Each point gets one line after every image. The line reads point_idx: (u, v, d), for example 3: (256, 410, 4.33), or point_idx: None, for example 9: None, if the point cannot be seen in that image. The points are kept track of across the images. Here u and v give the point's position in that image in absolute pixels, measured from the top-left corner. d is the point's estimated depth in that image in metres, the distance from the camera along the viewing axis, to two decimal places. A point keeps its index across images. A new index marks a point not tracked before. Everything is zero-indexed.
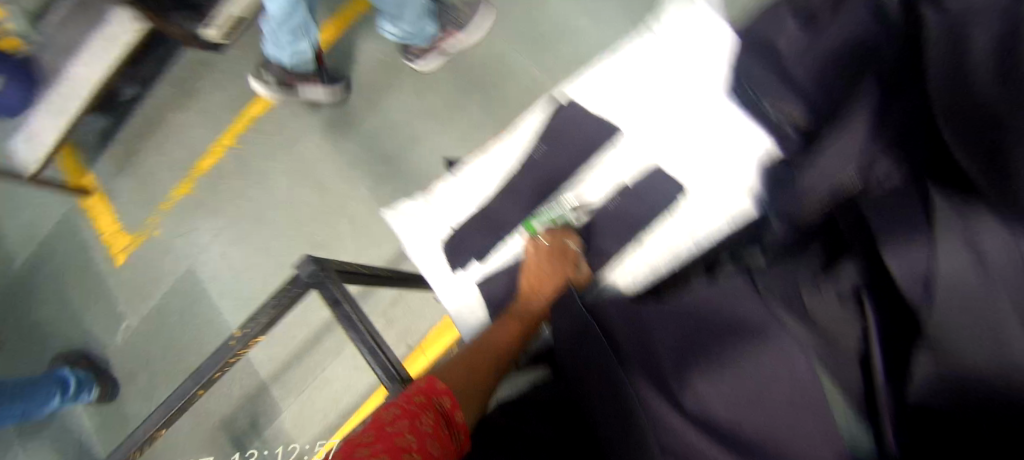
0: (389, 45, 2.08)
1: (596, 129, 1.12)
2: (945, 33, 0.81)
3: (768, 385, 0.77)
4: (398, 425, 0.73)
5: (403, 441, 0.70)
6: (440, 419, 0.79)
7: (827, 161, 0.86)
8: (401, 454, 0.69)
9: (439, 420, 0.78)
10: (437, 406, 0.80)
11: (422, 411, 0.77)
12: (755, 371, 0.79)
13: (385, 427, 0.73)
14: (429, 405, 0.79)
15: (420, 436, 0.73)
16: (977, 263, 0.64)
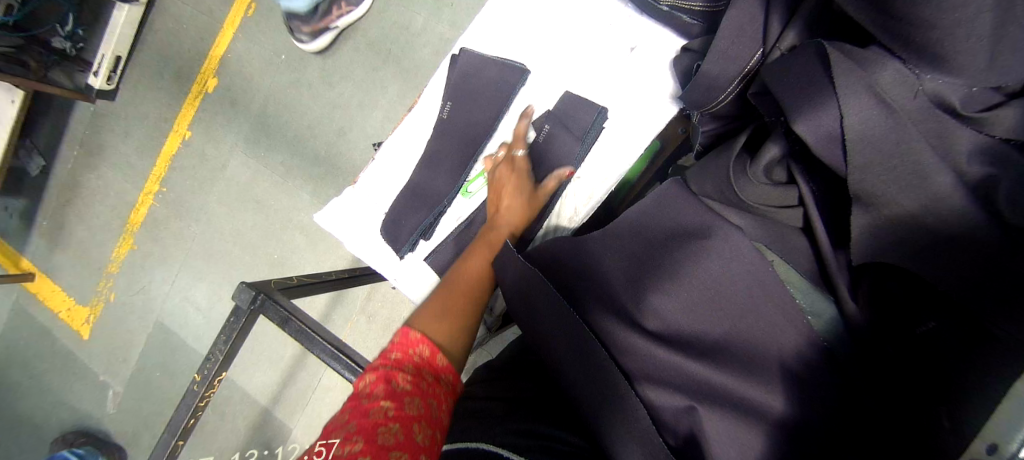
0: (286, 42, 1.96)
1: (496, 74, 1.03)
2: None
3: (723, 288, 0.76)
4: (371, 396, 0.70)
5: (376, 414, 0.68)
6: (419, 371, 0.75)
7: (731, 45, 0.78)
8: (377, 430, 0.66)
9: (418, 372, 0.75)
10: (416, 359, 0.76)
11: (396, 370, 0.74)
12: (705, 276, 0.77)
13: (359, 403, 0.70)
14: (405, 360, 0.76)
15: (396, 400, 0.69)
16: (885, 112, 0.60)
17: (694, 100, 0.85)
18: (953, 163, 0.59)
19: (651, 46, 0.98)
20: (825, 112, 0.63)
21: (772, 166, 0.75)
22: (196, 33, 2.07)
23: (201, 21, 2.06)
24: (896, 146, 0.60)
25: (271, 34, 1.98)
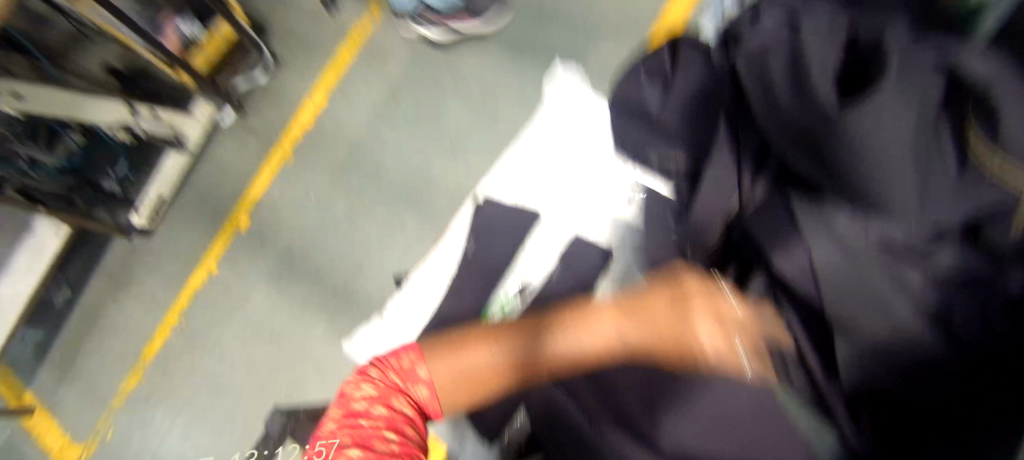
0: (316, 186, 2.20)
1: (514, 217, 1.20)
2: (753, 74, 0.94)
3: (730, 416, 0.81)
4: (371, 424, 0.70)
5: (382, 447, 0.67)
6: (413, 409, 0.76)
7: (713, 197, 0.98)
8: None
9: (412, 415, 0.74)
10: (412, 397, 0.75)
11: (393, 397, 0.74)
12: (711, 403, 0.83)
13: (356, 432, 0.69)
14: (401, 392, 0.76)
15: (399, 433, 0.70)
16: (842, 252, 0.75)
17: (688, 238, 1.02)
18: (911, 296, 0.71)
19: (647, 195, 1.15)
20: (795, 248, 0.80)
21: (760, 297, 0.87)
22: (236, 178, 2.32)
23: (243, 168, 2.32)
24: (858, 278, 0.74)
25: (304, 179, 2.23)
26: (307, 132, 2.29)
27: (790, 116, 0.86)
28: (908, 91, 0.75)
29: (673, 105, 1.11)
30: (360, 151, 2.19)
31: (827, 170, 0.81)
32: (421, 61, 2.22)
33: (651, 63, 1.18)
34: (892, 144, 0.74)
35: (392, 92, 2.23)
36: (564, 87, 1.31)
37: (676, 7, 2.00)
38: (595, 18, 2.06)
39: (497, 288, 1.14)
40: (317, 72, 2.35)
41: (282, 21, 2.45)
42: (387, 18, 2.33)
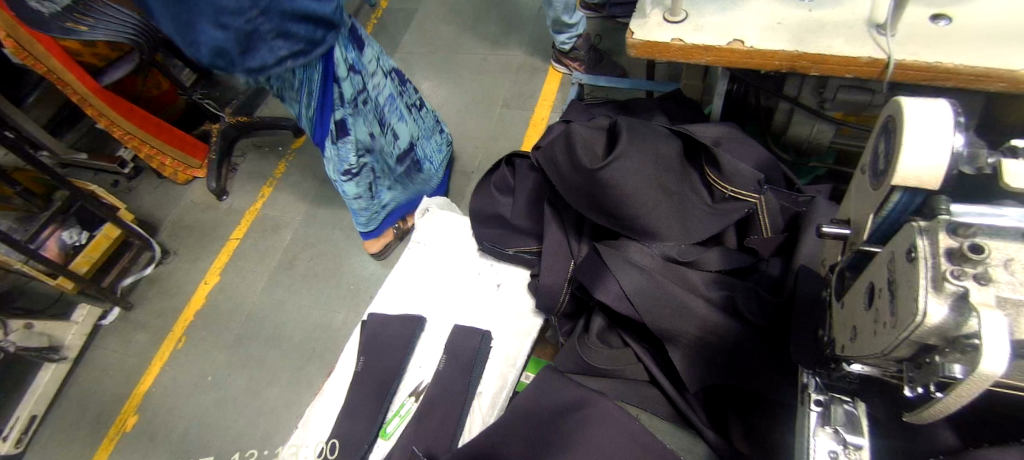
0: (215, 362, 2.06)
1: (395, 328, 1.27)
2: (546, 160, 1.06)
3: (606, 450, 0.88)
4: None
5: None
6: None
7: (554, 263, 1.11)
8: None
9: None
10: None
11: None
12: (589, 443, 0.90)
13: None
14: None
15: None
16: (641, 272, 0.92)
17: (546, 305, 1.13)
18: (701, 296, 0.90)
19: (511, 281, 1.31)
20: (608, 283, 0.94)
21: (605, 334, 1.03)
22: (121, 376, 2.11)
23: (130, 365, 2.13)
24: (661, 292, 0.90)
25: (198, 359, 2.09)
26: (201, 313, 2.21)
27: (571, 180, 1.01)
28: (646, 144, 0.99)
29: (520, 207, 1.27)
30: (258, 320, 2.13)
31: (610, 215, 0.99)
32: (313, 225, 2.34)
33: (497, 179, 1.33)
34: (645, 184, 0.96)
35: (287, 257, 2.28)
36: (441, 216, 1.45)
37: (529, 141, 2.33)
38: (465, 163, 2.35)
39: (393, 400, 1.20)
40: (210, 254, 2.37)
41: (173, 218, 2.52)
42: (278, 195, 2.49)
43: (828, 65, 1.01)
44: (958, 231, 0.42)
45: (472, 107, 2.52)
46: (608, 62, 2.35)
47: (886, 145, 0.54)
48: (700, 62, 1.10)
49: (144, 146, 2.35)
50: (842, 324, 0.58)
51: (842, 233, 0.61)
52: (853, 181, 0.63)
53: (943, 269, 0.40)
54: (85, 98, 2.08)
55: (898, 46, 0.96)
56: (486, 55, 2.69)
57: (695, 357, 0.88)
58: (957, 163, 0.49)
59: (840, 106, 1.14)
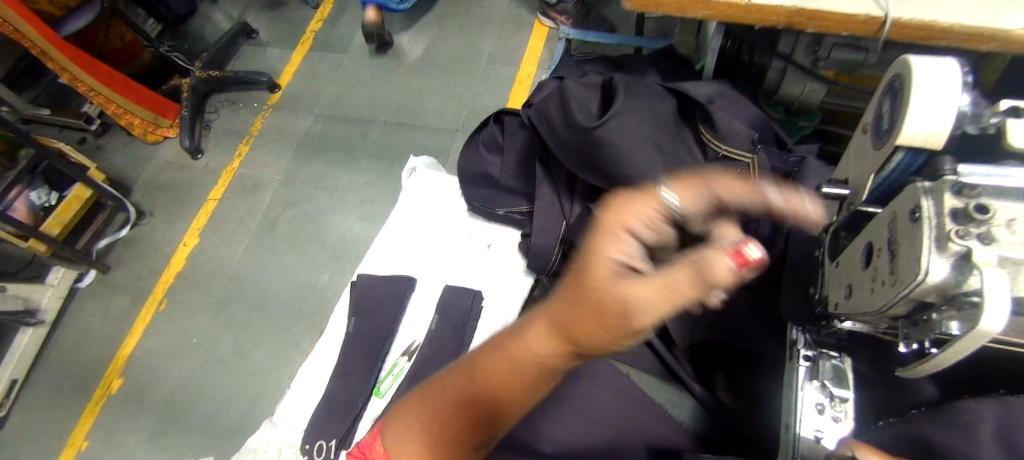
0: (200, 323, 2.05)
1: (385, 289, 1.27)
2: (537, 114, 1.06)
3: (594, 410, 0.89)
4: None
5: None
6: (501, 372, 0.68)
7: (547, 224, 1.11)
8: None
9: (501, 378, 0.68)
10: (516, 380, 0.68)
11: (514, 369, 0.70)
12: (578, 399, 0.90)
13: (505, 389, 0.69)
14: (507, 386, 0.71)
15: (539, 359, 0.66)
16: None
17: (537, 264, 1.14)
18: None
19: (502, 242, 1.31)
20: None
21: None
22: (103, 338, 2.07)
23: (112, 327, 2.09)
24: None
25: (183, 321, 2.06)
26: (182, 275, 2.17)
27: (564, 137, 1.01)
28: (642, 102, 0.98)
29: (509, 167, 1.25)
30: (241, 282, 2.10)
31: (603, 174, 0.98)
32: (294, 184, 2.29)
33: (486, 138, 1.30)
34: (643, 140, 0.95)
35: (268, 218, 2.23)
36: (428, 175, 1.43)
37: (514, 99, 2.27)
38: (448, 120, 2.29)
39: (385, 360, 1.21)
40: (187, 215, 2.31)
41: (147, 177, 2.43)
42: (256, 154, 2.41)
43: (824, 22, 0.99)
44: (963, 192, 0.42)
45: (454, 63, 2.44)
46: (596, 16, 2.27)
47: (890, 105, 0.54)
48: (697, 16, 1.07)
49: (110, 104, 2.25)
50: (836, 282, 0.59)
51: (840, 193, 0.61)
52: (852, 141, 0.63)
53: (947, 230, 0.41)
54: (44, 50, 1.98)
55: (896, 3, 0.95)
56: (468, 8, 2.59)
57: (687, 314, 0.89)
58: (961, 123, 0.49)
59: (833, 65, 1.13)
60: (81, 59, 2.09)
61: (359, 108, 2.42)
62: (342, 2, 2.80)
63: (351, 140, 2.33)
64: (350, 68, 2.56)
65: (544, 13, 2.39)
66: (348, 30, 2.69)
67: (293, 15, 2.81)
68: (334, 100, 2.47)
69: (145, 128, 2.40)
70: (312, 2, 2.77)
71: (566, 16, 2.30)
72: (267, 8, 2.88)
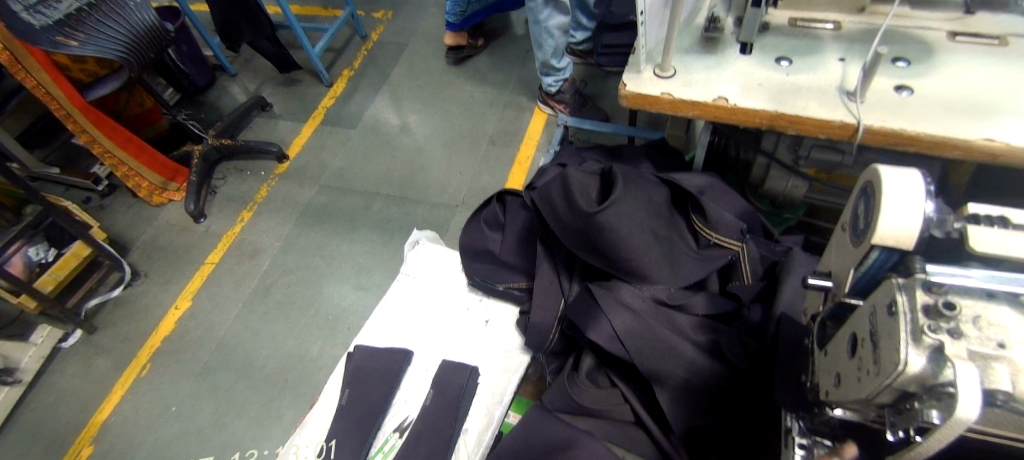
0: (182, 390, 1.99)
1: (381, 362, 1.27)
2: (540, 195, 1.11)
3: None
4: None
5: None
6: None
7: (545, 302, 1.14)
8: None
9: None
10: None
11: None
12: None
13: None
14: None
15: None
16: (633, 314, 0.97)
17: (535, 342, 1.16)
18: (689, 339, 0.95)
19: (500, 317, 1.33)
20: (600, 323, 0.98)
21: (594, 374, 1.05)
22: (78, 402, 2.00)
23: (89, 391, 2.02)
24: (650, 334, 0.95)
25: (165, 387, 2.01)
26: (170, 339, 2.13)
27: (566, 219, 1.06)
28: (639, 190, 1.05)
29: (509, 244, 1.31)
30: (229, 348, 2.07)
31: (604, 256, 1.03)
32: (293, 251, 2.32)
33: (488, 214, 1.36)
34: (639, 227, 1.02)
35: (264, 284, 2.24)
36: (429, 249, 1.47)
37: (513, 179, 2.37)
38: (448, 196, 2.38)
39: (376, 436, 1.20)
40: (183, 278, 2.31)
41: (147, 238, 2.45)
42: (258, 221, 2.46)
43: (803, 126, 1.09)
44: (932, 289, 0.47)
45: (457, 142, 2.57)
46: (591, 107, 2.45)
47: (865, 207, 0.60)
48: (688, 116, 1.17)
49: (122, 166, 2.32)
50: (825, 371, 0.62)
51: (824, 285, 0.65)
52: (832, 238, 0.69)
53: (921, 324, 0.46)
54: (69, 113, 2.07)
55: (866, 112, 1.05)
56: (473, 93, 2.77)
57: (683, 398, 0.91)
58: (928, 226, 0.55)
59: (813, 164, 1.23)
60: (104, 124, 2.18)
61: (363, 180, 2.51)
62: (354, 82, 2.98)
63: (353, 211, 2.40)
64: (357, 143, 2.68)
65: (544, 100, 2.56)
66: (358, 108, 2.84)
67: (307, 92, 2.98)
68: (339, 172, 2.57)
69: (152, 191, 2.46)
70: (326, 81, 2.95)
71: (564, 105, 2.46)
72: (283, 84, 3.05)
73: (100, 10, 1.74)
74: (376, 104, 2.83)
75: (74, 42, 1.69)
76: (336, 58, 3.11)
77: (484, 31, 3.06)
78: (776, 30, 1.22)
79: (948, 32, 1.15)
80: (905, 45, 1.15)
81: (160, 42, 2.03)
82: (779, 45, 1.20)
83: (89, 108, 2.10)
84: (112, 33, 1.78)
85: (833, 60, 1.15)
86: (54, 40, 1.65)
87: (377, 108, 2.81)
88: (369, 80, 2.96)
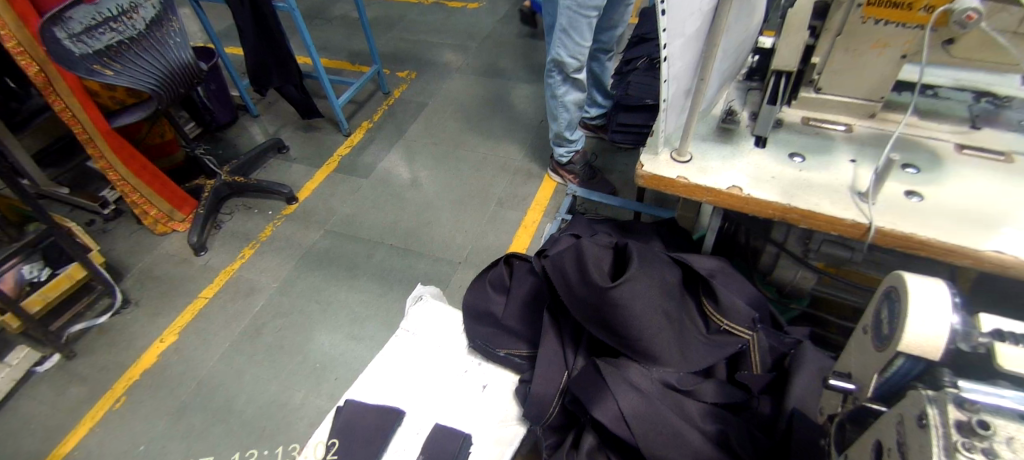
0: (153, 429, 1.90)
1: (371, 419, 1.23)
2: (552, 263, 1.12)
3: None
4: None
5: None
6: None
7: (548, 374, 1.12)
8: None
9: None
10: None
11: None
12: None
13: None
14: None
15: None
16: (640, 395, 0.95)
17: (533, 414, 1.12)
18: (697, 428, 0.93)
19: (498, 384, 1.29)
20: (606, 402, 0.96)
21: (594, 453, 1.00)
22: (42, 432, 1.90)
23: (56, 420, 1.93)
24: (658, 418, 0.93)
25: (136, 424, 1.92)
26: (150, 373, 2.06)
27: (579, 291, 1.06)
28: (653, 269, 1.06)
29: (513, 310, 1.29)
30: (209, 388, 2.00)
31: (614, 332, 1.03)
32: (289, 294, 2.29)
33: (494, 277, 1.36)
34: (652, 306, 1.01)
35: (254, 324, 2.19)
36: (431, 306, 1.46)
37: (517, 242, 2.38)
38: (451, 253, 2.37)
39: None
40: (172, 311, 2.26)
41: (143, 267, 2.42)
42: (258, 259, 2.44)
43: (816, 221, 1.11)
44: (964, 405, 0.47)
45: (465, 201, 2.61)
46: (600, 179, 2.50)
47: (888, 312, 0.60)
48: (702, 200, 1.19)
49: (133, 193, 2.33)
50: None
51: (845, 387, 0.64)
52: (853, 337, 0.68)
53: (956, 441, 0.46)
54: (91, 137, 2.10)
55: (878, 214, 1.07)
56: (486, 155, 2.84)
57: None
58: (955, 338, 0.55)
59: (822, 257, 1.23)
60: (121, 151, 2.22)
61: (369, 229, 2.52)
62: (371, 134, 3.06)
63: (355, 259, 2.39)
64: (367, 192, 2.71)
65: (553, 169, 2.62)
66: (372, 159, 2.90)
67: (326, 138, 3.06)
68: (346, 219, 2.59)
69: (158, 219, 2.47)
70: (344, 130, 3.03)
71: (573, 175, 2.52)
72: (302, 129, 3.13)
73: (141, 46, 1.81)
74: (391, 156, 2.90)
75: (109, 71, 1.76)
76: (356, 110, 3.22)
77: (502, 98, 3.19)
78: (789, 128, 1.27)
79: (954, 144, 1.20)
80: (915, 153, 1.19)
81: (191, 78, 2.10)
82: (791, 141, 1.24)
83: (111, 133, 2.15)
84: (148, 67, 1.84)
85: (844, 161, 1.19)
86: (90, 68, 1.72)
87: (391, 161, 2.87)
88: (387, 134, 3.05)
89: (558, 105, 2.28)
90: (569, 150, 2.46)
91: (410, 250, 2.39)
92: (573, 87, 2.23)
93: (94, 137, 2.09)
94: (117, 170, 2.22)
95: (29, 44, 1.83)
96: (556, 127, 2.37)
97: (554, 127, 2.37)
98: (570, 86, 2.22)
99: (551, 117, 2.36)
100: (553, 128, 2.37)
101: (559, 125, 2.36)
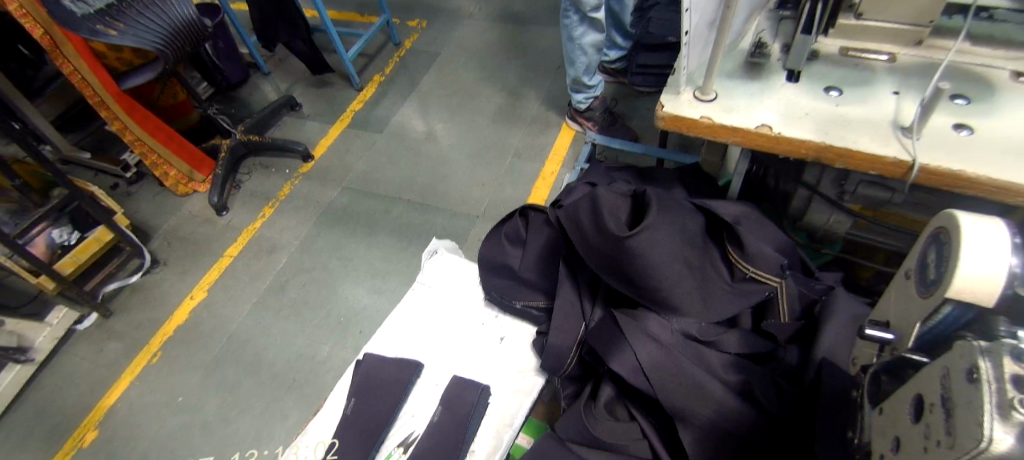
0: (189, 382, 1.97)
1: (390, 372, 1.24)
2: (567, 213, 1.07)
3: None
4: None
5: None
6: None
7: (565, 326, 1.09)
8: None
9: None
10: None
11: None
12: None
13: None
14: None
15: None
16: (659, 346, 0.92)
17: (551, 366, 1.11)
18: (718, 379, 0.90)
19: (516, 336, 1.28)
20: (624, 353, 0.94)
21: (612, 405, 0.99)
22: (86, 387, 2.00)
23: (98, 376, 2.02)
24: (677, 369, 0.90)
25: (172, 378, 1.99)
26: (182, 330, 2.12)
27: (595, 241, 1.02)
28: (673, 216, 1.00)
29: (530, 262, 1.26)
30: (239, 344, 2.05)
31: (632, 283, 0.99)
32: (310, 251, 2.30)
33: (509, 229, 1.32)
34: (671, 255, 0.96)
35: (278, 281, 2.22)
36: (447, 260, 1.43)
37: (536, 193, 2.33)
38: (469, 206, 2.34)
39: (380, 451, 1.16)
40: (198, 270, 2.30)
41: (167, 229, 2.46)
42: (278, 217, 2.45)
43: (853, 160, 1.03)
44: (1022, 357, 0.42)
45: (481, 153, 2.54)
46: (621, 125, 2.39)
47: (935, 255, 0.54)
48: (727, 141, 1.11)
49: (150, 154, 2.33)
50: (878, 432, 0.56)
51: (883, 337, 0.59)
52: (893, 283, 0.63)
53: (1011, 396, 0.40)
54: (102, 99, 2.09)
55: (923, 150, 0.98)
56: (501, 105, 2.75)
57: (708, 441, 0.86)
58: (1013, 282, 0.49)
59: (858, 199, 1.15)
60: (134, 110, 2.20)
61: (386, 184, 2.49)
62: (384, 87, 2.98)
63: (373, 214, 2.38)
64: (382, 147, 2.67)
65: (571, 116, 2.52)
66: (385, 113, 2.84)
67: (338, 93, 3.00)
68: (362, 174, 2.56)
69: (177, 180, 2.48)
70: (357, 84, 2.96)
71: (592, 121, 2.42)
72: (314, 85, 3.07)
73: (142, 3, 1.77)
74: (405, 109, 2.83)
75: (114, 32, 1.71)
76: (368, 63, 3.13)
77: (517, 44, 3.05)
78: (825, 59, 1.16)
79: (1010, 72, 1.08)
80: (966, 83, 1.08)
81: (197, 36, 2.04)
82: (828, 74, 1.14)
83: (122, 94, 2.12)
84: (151, 26, 1.79)
85: (886, 93, 1.09)
86: (95, 30, 1.68)
87: (405, 114, 2.81)
88: (400, 86, 2.97)
89: (574, 47, 2.17)
90: (588, 95, 2.35)
91: (427, 205, 2.36)
92: (591, 28, 2.10)
93: (104, 98, 2.09)
94: (131, 130, 2.22)
95: (31, 7, 1.77)
96: (574, 72, 2.25)
97: (571, 72, 2.26)
98: (587, 26, 2.09)
99: (567, 61, 2.25)
100: (570, 72, 2.26)
101: (576, 69, 2.25)
